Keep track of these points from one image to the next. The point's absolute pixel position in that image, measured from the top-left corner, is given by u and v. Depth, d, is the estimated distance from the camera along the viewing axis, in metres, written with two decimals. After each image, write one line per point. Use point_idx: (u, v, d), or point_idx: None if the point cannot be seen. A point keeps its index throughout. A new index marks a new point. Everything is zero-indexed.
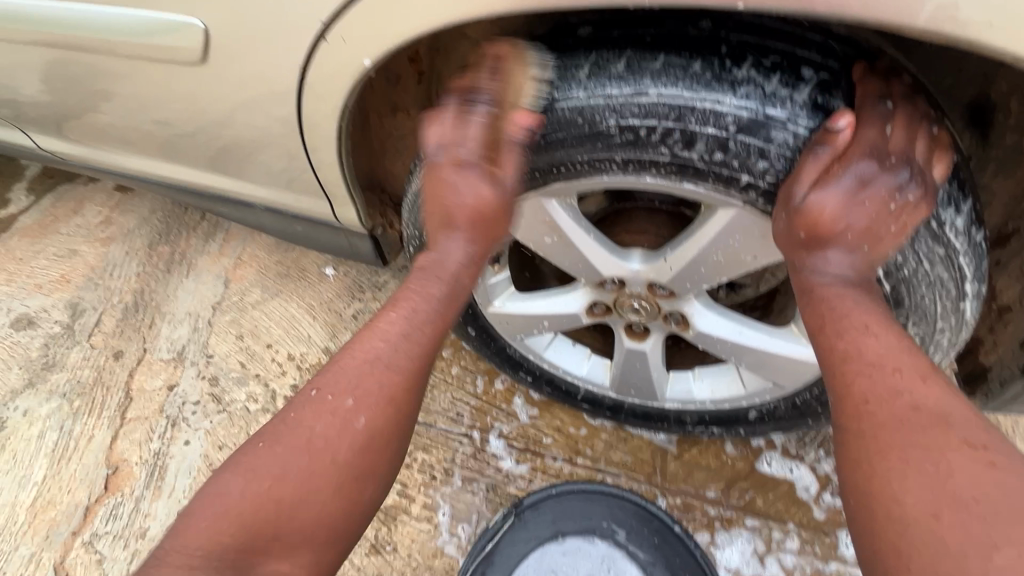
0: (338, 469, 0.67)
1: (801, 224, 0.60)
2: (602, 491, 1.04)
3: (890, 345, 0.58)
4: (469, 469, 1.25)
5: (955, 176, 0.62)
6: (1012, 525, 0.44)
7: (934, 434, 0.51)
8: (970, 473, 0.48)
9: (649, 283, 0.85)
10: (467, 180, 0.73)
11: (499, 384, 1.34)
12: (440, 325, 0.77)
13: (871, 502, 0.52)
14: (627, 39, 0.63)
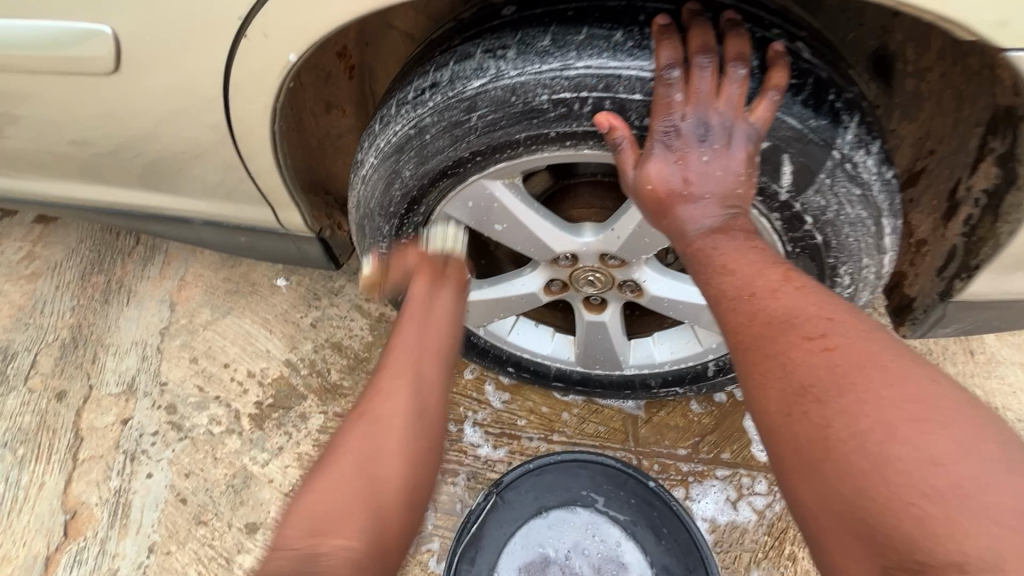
0: (408, 431, 0.69)
1: (711, 188, 0.61)
2: (577, 461, 1.06)
3: (743, 261, 0.57)
4: (448, 460, 1.26)
5: (868, 119, 0.65)
6: (848, 406, 0.46)
7: (778, 337, 0.52)
8: (804, 365, 0.49)
9: (601, 254, 0.89)
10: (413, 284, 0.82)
11: (468, 374, 1.35)
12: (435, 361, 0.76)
13: (767, 421, 0.51)
14: (551, 16, 0.65)
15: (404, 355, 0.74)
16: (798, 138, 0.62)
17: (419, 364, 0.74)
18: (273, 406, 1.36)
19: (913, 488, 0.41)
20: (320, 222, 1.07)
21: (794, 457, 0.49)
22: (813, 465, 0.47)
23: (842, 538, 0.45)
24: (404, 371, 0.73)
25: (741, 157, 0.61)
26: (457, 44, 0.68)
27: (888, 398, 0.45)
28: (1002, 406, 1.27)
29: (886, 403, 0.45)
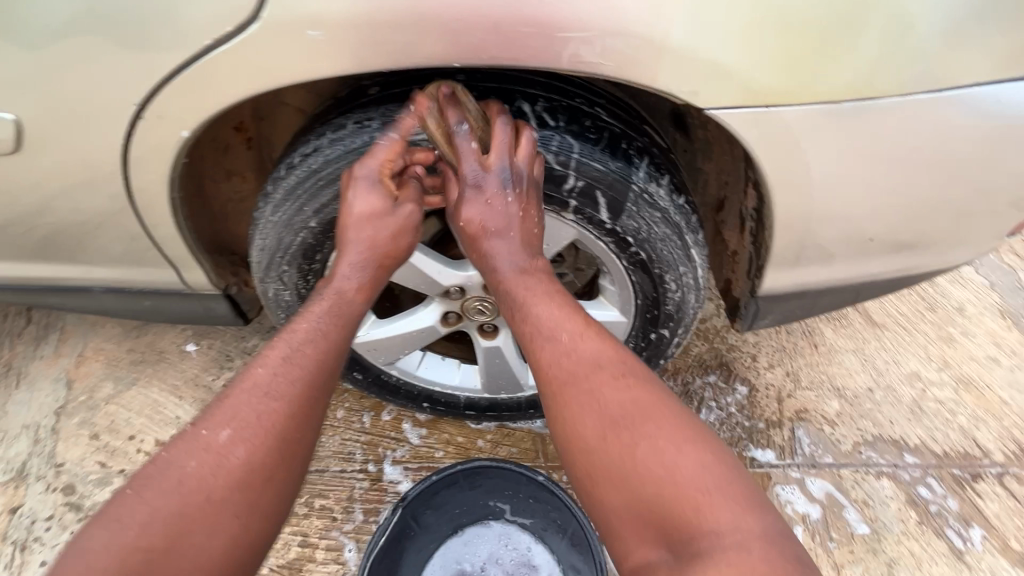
0: (250, 475, 0.69)
1: (510, 227, 0.82)
2: (473, 470, 1.11)
3: (555, 313, 0.79)
4: (370, 500, 1.31)
5: (656, 161, 0.87)
6: (629, 427, 0.69)
7: (591, 377, 0.73)
8: (606, 395, 0.71)
9: (484, 285, 1.04)
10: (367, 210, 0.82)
11: (386, 415, 1.43)
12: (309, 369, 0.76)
13: (573, 452, 0.71)
14: (404, 94, 0.83)
15: (279, 371, 0.74)
16: (602, 177, 0.83)
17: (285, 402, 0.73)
18: None
19: (670, 484, 0.64)
20: (226, 279, 1.14)
21: (590, 475, 0.69)
22: (597, 478, 0.69)
23: (624, 521, 0.66)
24: (274, 405, 0.72)
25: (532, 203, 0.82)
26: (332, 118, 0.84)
27: (647, 431, 0.68)
28: (842, 386, 1.51)
29: (643, 433, 0.68)
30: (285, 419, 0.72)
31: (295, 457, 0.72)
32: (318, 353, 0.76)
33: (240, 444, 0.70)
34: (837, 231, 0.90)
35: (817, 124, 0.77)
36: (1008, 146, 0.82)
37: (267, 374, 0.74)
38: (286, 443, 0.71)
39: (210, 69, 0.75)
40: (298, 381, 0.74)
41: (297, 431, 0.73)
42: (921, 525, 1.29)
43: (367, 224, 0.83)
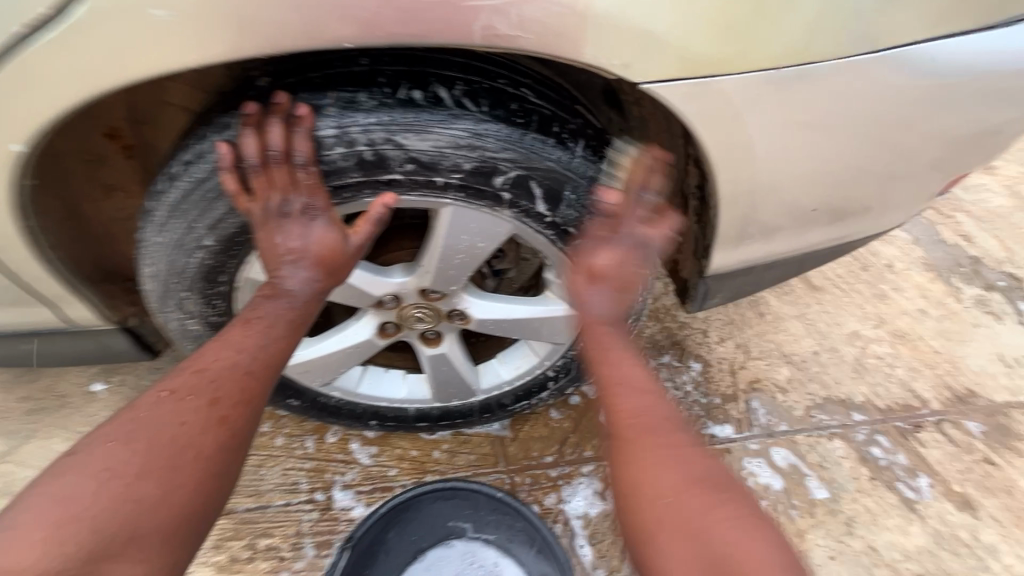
0: (192, 453, 0.67)
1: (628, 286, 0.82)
2: (428, 494, 1.05)
3: (630, 372, 0.78)
4: (321, 532, 1.21)
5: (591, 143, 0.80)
6: (697, 500, 0.68)
7: (660, 441, 0.73)
8: (673, 459, 0.71)
9: (421, 290, 0.95)
10: (285, 228, 0.75)
11: (331, 436, 1.32)
12: (252, 361, 0.74)
13: (630, 502, 0.72)
14: (297, 83, 0.72)
15: (226, 357, 0.73)
16: (537, 164, 0.76)
17: (206, 411, 0.69)
18: None
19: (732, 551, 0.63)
20: (119, 311, 0.99)
21: (651, 533, 0.69)
22: (651, 532, 0.69)
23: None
24: (191, 414, 0.68)
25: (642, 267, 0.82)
26: (215, 118, 0.73)
27: (717, 501, 0.68)
28: (791, 352, 1.54)
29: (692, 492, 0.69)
30: (202, 429, 0.68)
31: (211, 473, 0.68)
32: (246, 364, 0.74)
33: (185, 425, 0.68)
34: (779, 203, 0.87)
35: (755, 94, 0.72)
36: (935, 106, 0.81)
37: (187, 382, 0.71)
38: (200, 455, 0.67)
39: (34, 66, 0.62)
40: (222, 391, 0.71)
41: (214, 445, 0.69)
42: (873, 480, 1.33)
43: (317, 256, 0.76)
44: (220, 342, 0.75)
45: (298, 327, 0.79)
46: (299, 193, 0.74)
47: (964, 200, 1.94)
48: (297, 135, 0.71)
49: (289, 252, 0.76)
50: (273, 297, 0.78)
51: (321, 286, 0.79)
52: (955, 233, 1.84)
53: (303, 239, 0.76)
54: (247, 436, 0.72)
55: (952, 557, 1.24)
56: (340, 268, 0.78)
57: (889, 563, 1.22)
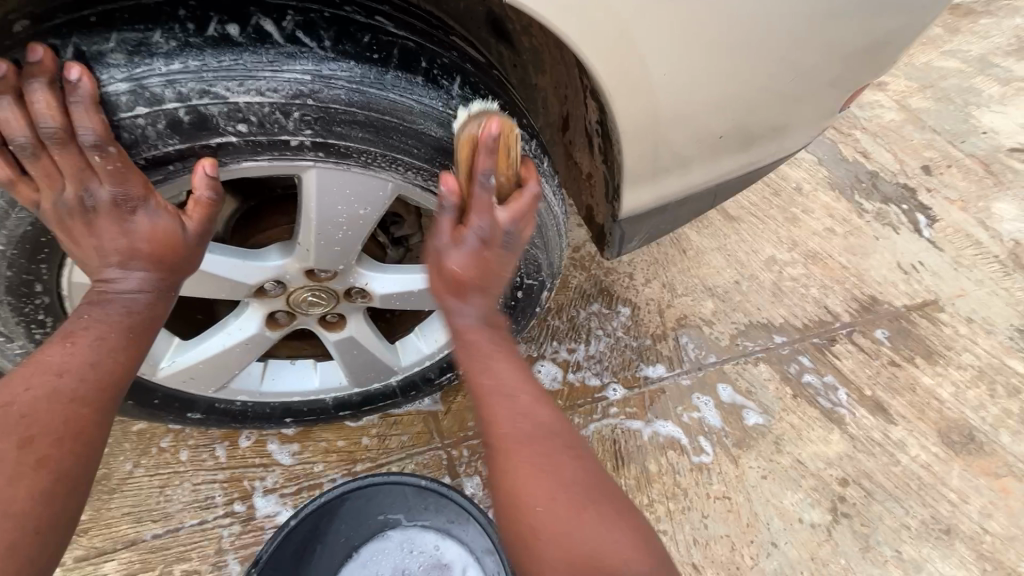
0: (11, 497, 0.54)
1: (467, 274, 0.72)
2: (345, 495, 0.95)
3: (509, 380, 0.71)
4: (246, 545, 1.10)
5: (467, 80, 0.70)
6: (581, 516, 0.65)
7: (544, 448, 0.68)
8: (562, 467, 0.68)
9: (307, 272, 0.83)
10: (98, 226, 0.63)
11: (244, 441, 1.20)
12: (75, 387, 0.61)
13: (508, 515, 0.67)
14: (72, 25, 0.57)
15: (36, 387, 0.59)
16: (407, 110, 0.65)
17: (16, 455, 0.55)
18: None
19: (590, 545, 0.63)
20: None
21: (524, 536, 0.66)
22: (525, 537, 0.65)
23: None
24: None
25: (472, 254, 0.71)
26: None
27: (585, 503, 0.66)
28: (714, 284, 1.55)
29: (564, 485, 0.66)
30: (13, 478, 0.54)
31: (27, 534, 0.54)
32: (69, 391, 0.60)
33: None
34: (684, 133, 0.81)
35: (641, 5, 0.64)
36: (829, 16, 0.77)
37: None
38: (11, 510, 0.53)
39: None
40: (38, 428, 0.57)
41: (33, 495, 0.55)
42: (795, 397, 1.39)
43: (150, 252, 0.64)
44: (29, 370, 0.60)
45: (139, 334, 0.67)
46: (101, 181, 0.60)
47: (861, 117, 2.00)
48: (73, 103, 0.56)
49: (111, 250, 0.64)
50: (102, 302, 0.65)
51: (163, 284, 0.67)
52: (855, 151, 1.91)
53: (125, 235, 0.63)
54: (85, 477, 0.60)
55: (868, 457, 1.33)
56: (181, 260, 0.67)
57: (814, 473, 1.29)
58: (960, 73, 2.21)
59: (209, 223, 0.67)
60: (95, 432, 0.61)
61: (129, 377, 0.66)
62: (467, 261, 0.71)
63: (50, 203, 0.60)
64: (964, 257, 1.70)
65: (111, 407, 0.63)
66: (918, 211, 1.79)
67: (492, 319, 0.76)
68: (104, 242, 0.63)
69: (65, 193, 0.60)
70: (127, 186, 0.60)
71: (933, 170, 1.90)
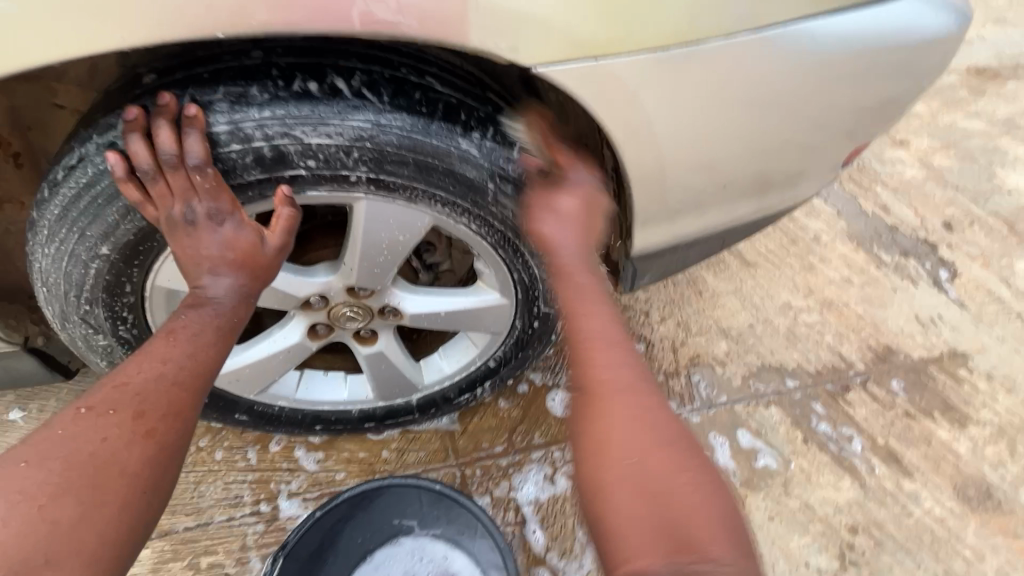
0: (123, 460, 0.63)
1: (570, 217, 0.80)
2: (365, 492, 1.01)
3: (612, 347, 0.71)
4: (268, 544, 1.17)
5: (501, 129, 0.80)
6: (671, 475, 0.62)
7: (635, 398, 0.67)
8: (653, 422, 0.66)
9: (348, 289, 0.93)
10: (196, 238, 0.73)
11: (273, 446, 1.28)
12: (178, 372, 0.70)
13: (591, 463, 0.66)
14: (187, 79, 0.70)
15: (146, 370, 0.69)
16: (447, 154, 0.76)
17: (130, 425, 0.64)
18: None
19: (684, 492, 0.61)
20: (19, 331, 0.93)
21: (598, 492, 0.64)
22: (599, 487, 0.64)
23: (631, 526, 0.61)
24: (113, 428, 0.63)
25: (586, 187, 0.82)
26: (100, 119, 0.71)
27: (687, 463, 0.64)
28: (729, 326, 1.60)
29: (667, 444, 0.64)
30: (127, 444, 0.63)
31: (138, 492, 0.62)
32: (172, 375, 0.70)
33: (108, 438, 0.63)
34: (690, 182, 0.90)
35: (651, 75, 0.74)
36: (826, 85, 0.85)
37: (106, 397, 0.66)
38: (125, 471, 0.62)
39: None
40: (149, 403, 0.66)
41: (141, 461, 0.64)
42: (807, 441, 1.41)
43: (237, 260, 0.75)
44: (142, 356, 0.71)
45: (227, 334, 0.77)
46: (199, 199, 0.72)
47: (882, 172, 2.06)
48: (188, 135, 0.69)
49: (206, 259, 0.74)
50: (198, 307, 0.75)
51: (250, 290, 0.78)
52: (874, 204, 1.95)
53: (218, 245, 0.74)
54: (183, 449, 0.68)
55: (879, 506, 1.33)
56: (263, 268, 0.77)
57: (822, 518, 1.30)
58: (983, 134, 2.26)
59: (286, 237, 0.78)
60: (194, 412, 0.70)
61: (217, 369, 0.75)
62: (560, 227, 0.80)
63: (160, 217, 0.72)
64: (985, 313, 1.71)
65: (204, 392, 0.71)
66: (937, 266, 1.81)
67: (585, 260, 0.79)
68: (200, 252, 0.74)
69: (172, 209, 0.72)
70: (221, 202, 0.72)
71: (954, 226, 1.93)
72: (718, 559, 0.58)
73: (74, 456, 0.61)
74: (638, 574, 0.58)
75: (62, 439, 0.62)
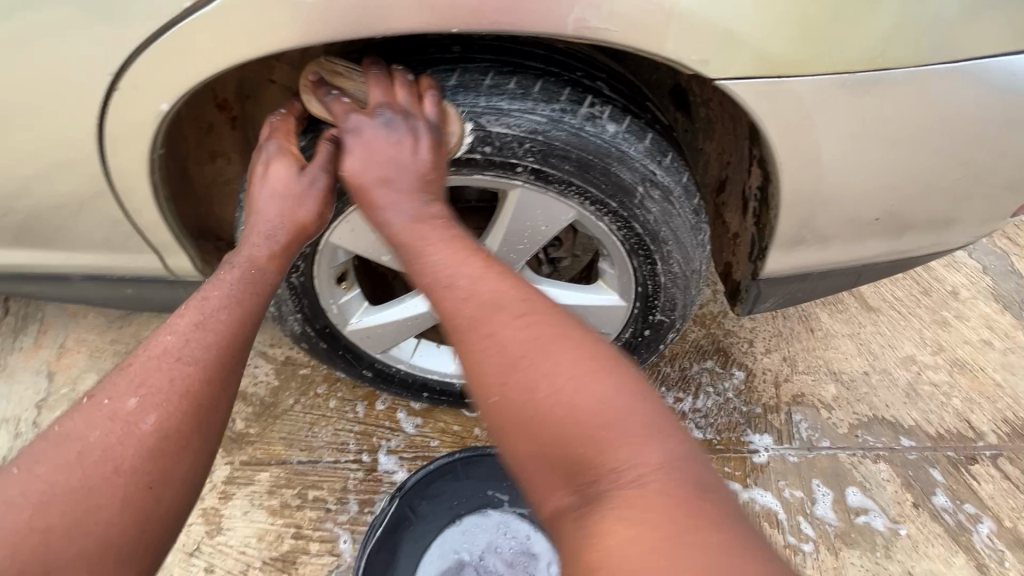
0: (149, 441, 0.63)
1: (395, 165, 0.73)
2: (473, 455, 1.15)
3: (465, 265, 0.66)
4: (365, 491, 1.29)
5: (657, 137, 0.85)
6: (562, 385, 0.56)
7: (489, 321, 0.61)
8: (520, 339, 0.59)
9: None
10: (259, 171, 0.84)
11: (379, 404, 1.40)
12: (199, 338, 0.70)
13: (486, 405, 0.60)
14: (398, 64, 0.81)
15: (167, 346, 0.69)
16: (607, 153, 0.81)
17: (125, 419, 0.63)
18: None
19: (573, 420, 0.55)
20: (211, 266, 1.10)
21: (507, 433, 0.58)
22: (507, 431, 0.58)
23: (534, 458, 0.57)
24: (131, 414, 0.64)
25: (413, 141, 0.74)
26: None
27: (566, 364, 0.57)
28: (839, 370, 1.51)
29: (559, 368, 0.57)
30: (144, 429, 0.63)
31: (171, 467, 0.64)
32: (188, 351, 0.69)
33: (125, 423, 0.63)
34: (841, 211, 0.88)
35: (828, 98, 0.74)
36: (1013, 126, 0.81)
37: (124, 381, 0.66)
38: (154, 453, 0.63)
39: (185, 35, 0.71)
40: (148, 388, 0.66)
41: (165, 441, 0.64)
42: (916, 506, 1.31)
43: (280, 194, 0.82)
44: (165, 332, 0.71)
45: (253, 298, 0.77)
46: (274, 140, 0.86)
47: None
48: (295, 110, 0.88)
49: (261, 192, 0.83)
50: (240, 249, 0.81)
51: (290, 228, 0.83)
52: None
53: (269, 179, 0.83)
54: (194, 435, 0.66)
55: None
56: (303, 209, 0.83)
57: None
58: None
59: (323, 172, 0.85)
60: (223, 377, 0.70)
61: (249, 328, 0.75)
62: (367, 168, 0.73)
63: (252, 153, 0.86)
64: None
65: (233, 359, 0.71)
66: None
67: (419, 214, 0.71)
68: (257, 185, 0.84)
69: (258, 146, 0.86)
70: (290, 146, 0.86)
71: None
72: (618, 462, 0.53)
73: (97, 443, 0.62)
74: (560, 514, 0.55)
75: (66, 435, 0.63)
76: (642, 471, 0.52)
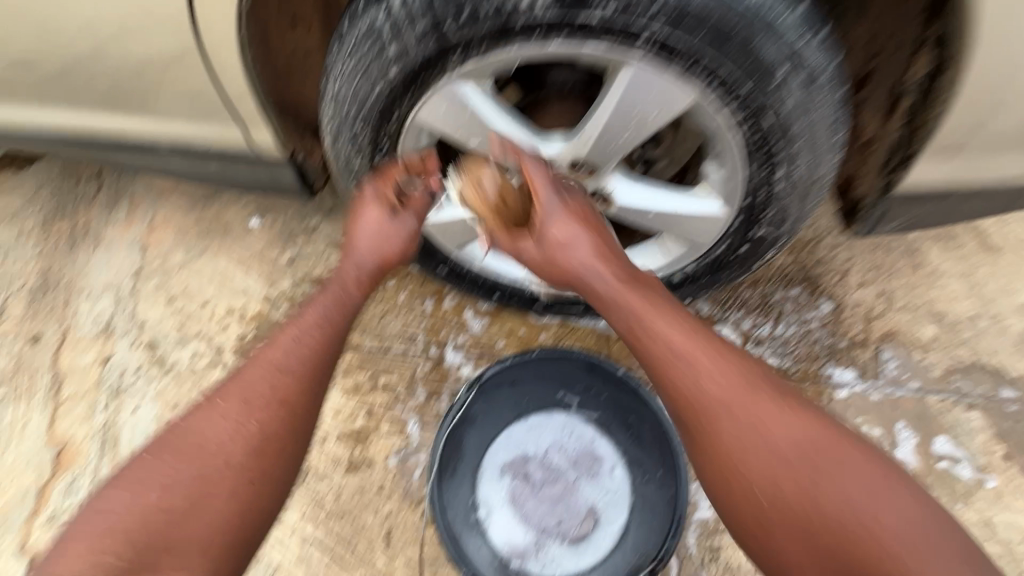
0: (256, 442, 0.79)
1: (577, 216, 0.90)
2: (553, 357, 1.19)
3: (689, 341, 0.83)
4: (433, 382, 1.33)
5: (805, 15, 0.79)
6: (811, 495, 0.73)
7: (743, 413, 0.79)
8: (759, 422, 0.78)
9: (572, 163, 0.94)
10: (366, 216, 0.95)
11: (447, 302, 1.40)
12: (301, 351, 0.86)
13: (724, 490, 0.79)
14: None
15: (277, 360, 0.84)
16: (750, 24, 0.76)
17: (238, 413, 0.80)
18: (256, 339, 1.38)
19: (853, 526, 0.70)
20: (292, 143, 1.09)
21: (755, 527, 0.77)
22: (736, 477, 0.78)
23: (793, 545, 0.73)
24: (239, 413, 0.80)
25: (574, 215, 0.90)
26: None
27: (791, 422, 0.78)
28: (943, 311, 1.37)
29: (816, 468, 0.75)
30: (253, 425, 0.79)
31: (267, 465, 0.79)
32: (284, 365, 0.84)
33: (232, 420, 0.79)
34: (1008, 116, 0.82)
35: None
36: None
37: (237, 387, 0.82)
38: (254, 450, 0.78)
39: None
40: (252, 392, 0.81)
41: (261, 441, 0.79)
42: (1005, 459, 1.23)
43: (371, 248, 0.95)
44: (266, 351, 0.86)
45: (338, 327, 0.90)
46: (388, 189, 0.95)
47: None
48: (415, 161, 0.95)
49: (363, 234, 0.95)
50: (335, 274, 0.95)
51: (377, 237, 0.95)
52: None
53: (375, 232, 0.95)
54: (278, 439, 0.80)
55: None
56: (388, 245, 0.96)
57: (1001, 541, 1.18)
58: None
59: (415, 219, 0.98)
60: (312, 393, 0.85)
61: (333, 342, 0.89)
62: (553, 208, 0.90)
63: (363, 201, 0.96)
64: None
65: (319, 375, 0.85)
66: None
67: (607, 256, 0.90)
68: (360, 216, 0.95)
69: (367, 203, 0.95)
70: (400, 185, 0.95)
71: None
72: (878, 516, 0.70)
73: (210, 442, 0.78)
74: None
75: (184, 431, 0.79)
76: (885, 513, 0.71)
